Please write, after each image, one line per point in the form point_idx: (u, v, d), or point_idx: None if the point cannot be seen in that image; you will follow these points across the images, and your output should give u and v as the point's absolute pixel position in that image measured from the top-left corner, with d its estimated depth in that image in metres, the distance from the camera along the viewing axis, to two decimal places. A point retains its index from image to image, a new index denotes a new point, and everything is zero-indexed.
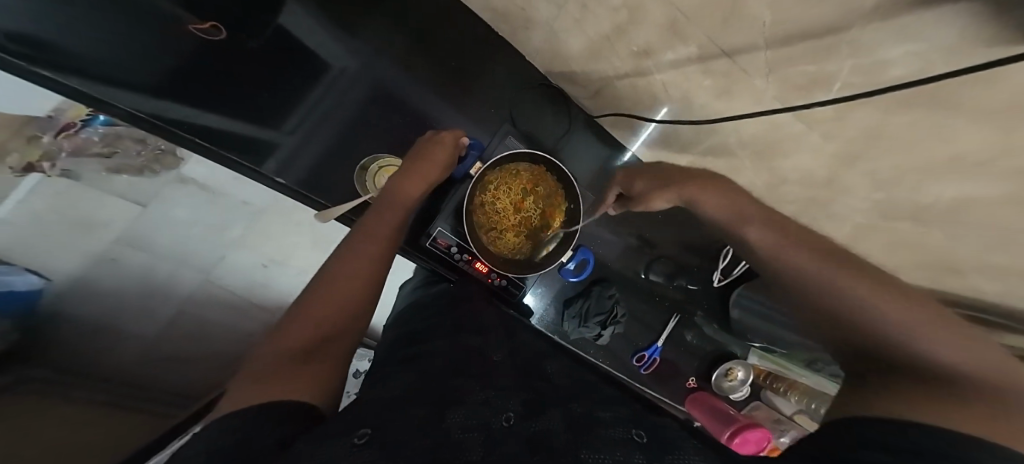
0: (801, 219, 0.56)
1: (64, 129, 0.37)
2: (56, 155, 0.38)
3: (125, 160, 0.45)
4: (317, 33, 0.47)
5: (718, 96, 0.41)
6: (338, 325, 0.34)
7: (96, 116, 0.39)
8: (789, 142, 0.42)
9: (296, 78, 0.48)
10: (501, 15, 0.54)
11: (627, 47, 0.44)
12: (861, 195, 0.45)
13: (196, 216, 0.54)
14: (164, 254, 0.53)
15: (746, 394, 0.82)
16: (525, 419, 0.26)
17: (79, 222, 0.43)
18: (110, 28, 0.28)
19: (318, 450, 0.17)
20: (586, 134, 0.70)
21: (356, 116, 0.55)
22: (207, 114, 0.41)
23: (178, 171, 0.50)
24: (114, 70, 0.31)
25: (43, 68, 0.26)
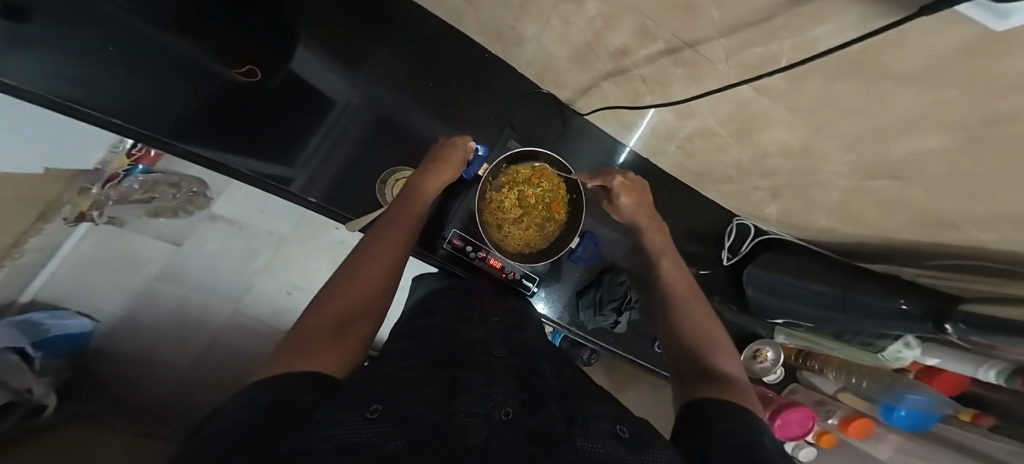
0: (784, 190, 0.60)
1: (109, 177, 0.69)
2: (102, 204, 0.71)
3: (159, 203, 0.76)
4: (323, 66, 0.58)
5: (691, 83, 0.46)
6: (363, 306, 0.37)
7: (135, 168, 0.72)
8: (759, 123, 0.47)
9: (310, 105, 0.58)
10: (494, 35, 0.61)
11: (606, 50, 0.50)
12: (834, 167, 0.47)
13: (223, 247, 0.83)
14: (190, 287, 0.82)
15: (780, 377, 0.82)
16: (524, 414, 0.25)
17: (126, 258, 0.78)
18: (141, 82, 0.46)
19: (332, 417, 0.17)
20: (580, 133, 0.76)
21: (369, 135, 0.62)
22: (239, 154, 0.53)
23: (206, 210, 0.81)
24: (150, 110, 0.47)
25: (114, 118, 0.45)
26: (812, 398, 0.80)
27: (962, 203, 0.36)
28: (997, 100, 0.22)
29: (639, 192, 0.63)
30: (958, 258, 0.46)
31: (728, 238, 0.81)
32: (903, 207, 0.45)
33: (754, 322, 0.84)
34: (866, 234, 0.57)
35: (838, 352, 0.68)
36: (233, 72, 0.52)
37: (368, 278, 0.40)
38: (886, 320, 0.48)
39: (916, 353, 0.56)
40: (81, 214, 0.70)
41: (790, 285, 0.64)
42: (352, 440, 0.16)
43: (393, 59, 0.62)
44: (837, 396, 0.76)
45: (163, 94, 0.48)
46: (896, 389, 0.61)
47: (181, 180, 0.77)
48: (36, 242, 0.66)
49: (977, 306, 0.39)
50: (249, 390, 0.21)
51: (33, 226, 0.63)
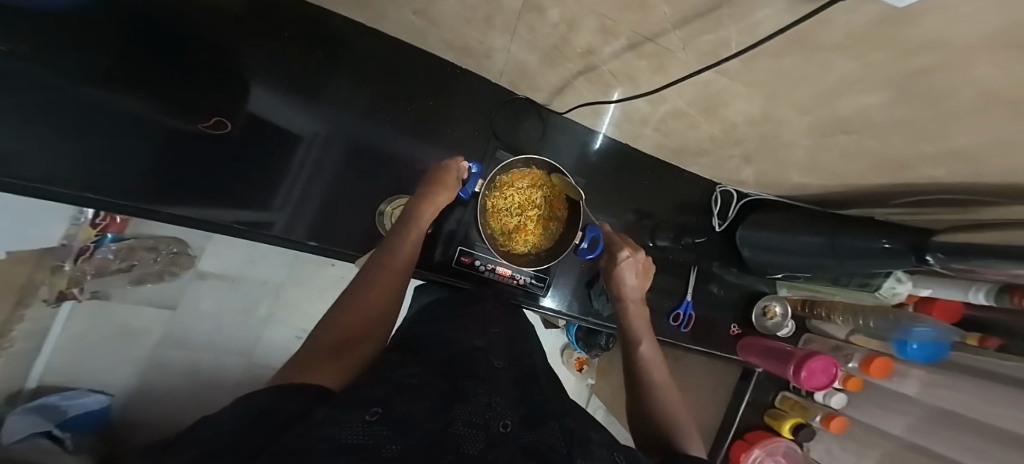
0: (754, 155, 0.65)
1: (78, 251, 0.70)
2: (79, 279, 0.72)
3: (140, 269, 0.78)
4: (284, 107, 0.59)
5: (656, 71, 0.50)
6: (359, 331, 0.40)
7: (104, 237, 0.73)
8: (720, 102, 0.51)
9: (277, 146, 0.60)
10: (462, 52, 0.64)
11: (573, 50, 0.53)
12: (794, 131, 0.51)
13: (220, 304, 0.85)
14: (197, 348, 0.83)
15: (793, 330, 0.87)
16: (521, 428, 0.29)
17: (118, 331, 0.78)
18: (114, 153, 0.49)
19: (337, 417, 0.21)
20: (560, 131, 0.81)
21: (342, 166, 0.64)
22: (217, 205, 0.55)
23: (194, 268, 0.83)
24: (126, 181, 0.49)
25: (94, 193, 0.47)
26: (828, 345, 0.82)
27: (911, 144, 0.41)
28: (917, 56, 0.25)
29: (636, 274, 0.69)
30: (920, 192, 0.52)
31: (716, 205, 0.89)
32: (862, 155, 0.49)
33: (758, 279, 0.90)
34: (835, 183, 0.62)
35: (840, 296, 0.72)
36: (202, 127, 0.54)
37: (370, 304, 0.44)
38: (875, 260, 0.52)
39: (909, 286, 0.60)
40: (61, 293, 0.71)
41: (782, 241, 0.70)
42: (352, 442, 0.19)
43: (368, 91, 0.65)
44: (851, 339, 0.78)
45: (133, 161, 0.50)
46: (903, 322, 0.62)
47: (157, 242, 0.79)
48: (25, 328, 0.65)
49: (952, 234, 0.45)
50: (249, 395, 0.26)
51: (15, 311, 0.61)
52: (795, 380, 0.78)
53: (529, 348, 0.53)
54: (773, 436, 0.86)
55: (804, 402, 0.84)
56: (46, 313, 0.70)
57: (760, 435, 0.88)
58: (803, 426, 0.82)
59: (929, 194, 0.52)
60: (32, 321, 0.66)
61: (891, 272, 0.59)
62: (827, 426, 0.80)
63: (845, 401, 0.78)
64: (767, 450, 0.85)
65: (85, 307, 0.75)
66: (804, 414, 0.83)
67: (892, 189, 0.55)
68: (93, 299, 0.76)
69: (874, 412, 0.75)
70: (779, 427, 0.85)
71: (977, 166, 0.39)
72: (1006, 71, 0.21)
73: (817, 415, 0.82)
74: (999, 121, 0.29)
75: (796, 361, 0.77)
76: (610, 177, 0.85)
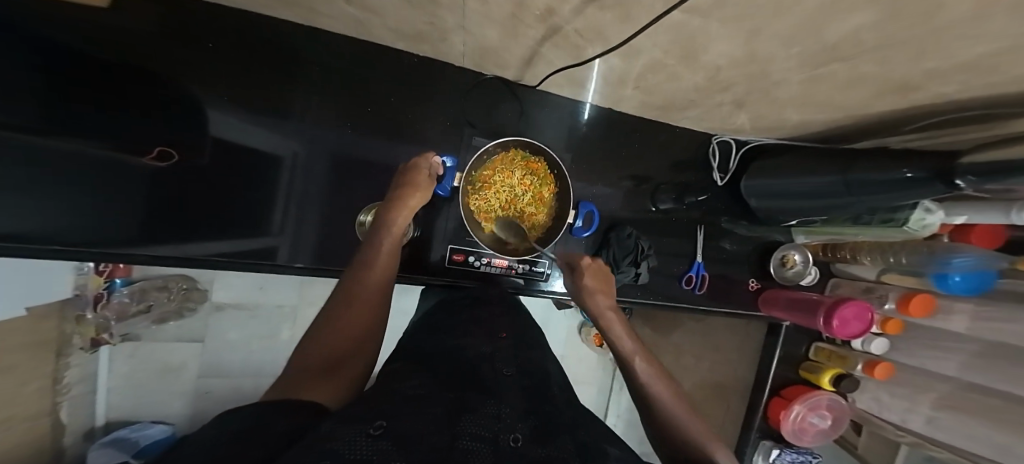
0: (747, 99, 0.59)
1: (94, 300, 0.79)
2: (104, 325, 0.81)
3: (161, 306, 0.88)
4: (249, 129, 0.56)
5: (623, 21, 0.42)
6: (346, 348, 0.39)
7: (114, 283, 0.82)
8: (701, 45, 0.44)
9: (259, 172, 0.58)
10: (414, 38, 0.58)
11: (532, 14, 0.45)
12: (786, 65, 0.45)
13: (243, 334, 0.97)
14: (236, 373, 0.97)
15: (815, 277, 0.84)
16: (533, 442, 0.27)
17: (159, 368, 0.92)
18: (74, 205, 0.48)
19: (339, 430, 0.19)
20: (540, 107, 0.76)
21: (330, 180, 0.63)
22: (210, 242, 0.56)
23: (209, 300, 0.94)
24: (88, 229, 0.49)
25: (54, 246, 0.48)
26: (859, 288, 0.78)
27: (913, 63, 0.36)
28: None
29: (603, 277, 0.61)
30: (945, 113, 0.47)
31: (713, 158, 0.85)
32: (869, 80, 0.43)
33: (773, 231, 0.88)
34: (840, 116, 0.57)
35: (865, 236, 0.67)
36: (150, 161, 0.52)
37: (354, 320, 0.42)
38: (900, 191, 0.47)
39: (938, 216, 0.56)
40: (94, 339, 0.80)
41: (792, 185, 0.65)
42: (356, 455, 0.16)
43: (320, 98, 0.61)
44: (883, 278, 0.73)
45: (93, 209, 0.49)
46: (938, 256, 0.58)
47: (166, 281, 0.88)
48: (72, 375, 0.77)
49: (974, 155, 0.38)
50: (236, 411, 0.24)
51: (58, 361, 0.72)
52: (826, 331, 0.72)
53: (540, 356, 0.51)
54: (813, 390, 0.81)
55: (841, 351, 0.80)
56: (88, 358, 0.82)
57: (797, 390, 0.84)
58: (843, 377, 0.78)
59: (964, 112, 0.46)
60: (77, 367, 0.78)
61: (919, 203, 0.54)
62: (869, 373, 0.75)
63: (884, 346, 0.73)
64: (807, 405, 0.80)
65: (124, 350, 0.88)
66: (842, 363, 0.80)
67: (901, 113, 0.50)
68: (125, 342, 0.88)
69: (920, 354, 0.69)
70: (818, 380, 0.81)
71: (992, 75, 0.34)
72: None
73: (857, 363, 0.77)
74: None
75: (825, 309, 0.72)
76: (597, 147, 0.81)
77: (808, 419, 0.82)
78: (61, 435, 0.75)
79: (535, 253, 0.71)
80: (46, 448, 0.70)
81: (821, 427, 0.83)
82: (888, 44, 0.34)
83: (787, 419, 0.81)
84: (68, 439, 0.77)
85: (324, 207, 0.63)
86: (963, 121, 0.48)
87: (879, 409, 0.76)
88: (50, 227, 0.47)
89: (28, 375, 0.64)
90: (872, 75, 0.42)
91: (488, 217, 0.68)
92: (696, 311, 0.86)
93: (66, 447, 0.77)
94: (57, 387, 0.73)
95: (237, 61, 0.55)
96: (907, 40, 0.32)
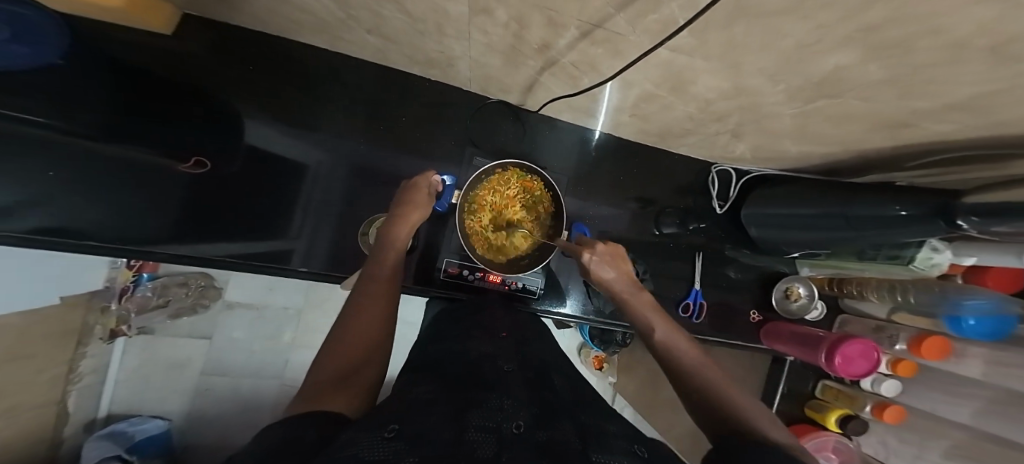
0: (743, 129, 0.60)
1: (122, 292, 0.87)
2: (127, 316, 0.89)
3: (180, 302, 0.94)
4: (280, 140, 0.62)
5: (614, 56, 0.45)
6: (357, 358, 0.40)
7: (142, 277, 0.90)
8: (690, 78, 0.46)
9: (279, 181, 0.63)
10: (425, 64, 0.63)
11: (530, 47, 0.48)
12: (773, 99, 0.46)
13: (249, 334, 1.00)
14: (238, 375, 0.99)
15: (824, 312, 0.81)
16: (535, 429, 0.27)
17: (170, 363, 0.96)
18: (118, 204, 0.55)
19: (357, 441, 0.21)
20: (542, 129, 0.79)
21: (347, 191, 0.66)
22: (231, 244, 0.60)
23: (222, 298, 0.97)
24: (125, 227, 0.55)
25: (97, 240, 0.54)
26: (869, 327, 0.74)
27: (901, 101, 0.36)
28: (886, 5, 0.19)
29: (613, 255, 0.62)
30: (944, 152, 0.47)
31: (714, 185, 0.85)
32: (859, 116, 0.43)
33: (778, 261, 0.86)
34: (838, 149, 0.57)
35: (870, 272, 0.65)
36: (185, 169, 0.57)
37: (365, 328, 0.44)
38: (897, 228, 0.46)
39: (948, 255, 0.53)
40: (113, 330, 0.87)
41: (794, 215, 0.64)
42: (370, 460, 0.18)
43: (335, 115, 0.65)
44: (893, 318, 0.68)
45: (132, 209, 0.55)
46: (949, 297, 0.54)
47: (187, 278, 0.94)
48: (88, 364, 0.83)
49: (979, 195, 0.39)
50: (274, 427, 0.26)
51: (76, 350, 0.77)
52: (828, 367, 0.67)
53: (543, 349, 0.52)
54: (817, 430, 0.76)
55: (849, 390, 0.75)
56: (104, 350, 0.88)
57: (802, 429, 0.78)
58: (852, 418, 0.73)
59: (964, 151, 0.45)
60: (93, 357, 0.84)
61: (925, 241, 0.53)
62: (878, 416, 0.69)
63: (897, 388, 0.67)
64: (812, 447, 0.74)
65: (136, 343, 0.93)
66: (850, 403, 0.74)
67: (899, 148, 0.50)
68: (140, 334, 0.93)
69: (935, 398, 0.63)
70: (823, 419, 0.76)
71: (983, 115, 0.34)
72: (979, 15, 0.17)
73: (867, 406, 0.71)
74: (1004, 63, 0.23)
75: (827, 345, 0.67)
76: (597, 170, 0.83)
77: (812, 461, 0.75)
78: (64, 425, 0.79)
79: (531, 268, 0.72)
80: (47, 437, 0.74)
81: None
82: (871, 83, 0.34)
83: None
84: (68, 429, 0.81)
85: (338, 216, 0.66)
86: (958, 160, 0.48)
87: (885, 454, 0.72)
88: (95, 223, 0.54)
89: (44, 362, 0.68)
90: (860, 111, 0.42)
91: (482, 236, 0.70)
92: (696, 339, 0.83)
93: (65, 437, 0.80)
94: (71, 375, 0.78)
95: (266, 79, 0.60)
96: (886, 79, 0.32)
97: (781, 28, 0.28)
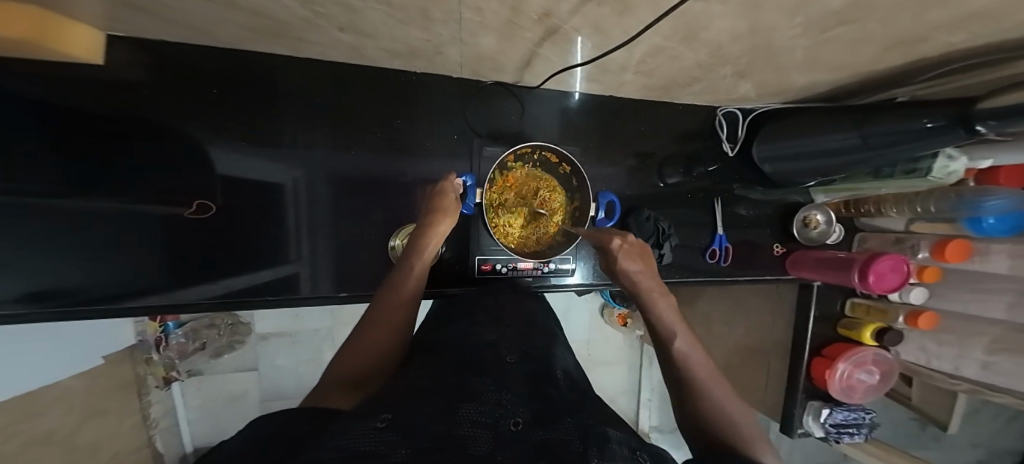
0: (750, 67, 0.58)
1: (157, 341, 0.84)
2: (172, 364, 0.87)
3: (216, 343, 0.94)
4: (259, 167, 0.58)
5: (621, 13, 0.41)
6: (364, 366, 0.44)
7: (167, 325, 0.84)
8: (701, 23, 0.43)
9: (279, 208, 0.61)
10: (411, 56, 0.59)
11: (529, 18, 0.44)
12: (787, 32, 0.44)
13: (288, 360, 1.03)
14: (293, 396, 1.04)
15: (841, 233, 0.83)
16: (531, 426, 0.25)
17: (227, 395, 0.99)
18: (135, 261, 0.53)
19: (341, 434, 0.21)
20: (539, 103, 0.77)
21: (336, 206, 0.65)
22: (257, 275, 0.60)
23: (253, 331, 0.99)
24: (142, 283, 0.53)
25: (125, 302, 0.53)
26: (888, 240, 0.76)
27: (923, 15, 0.35)
28: None
29: (638, 255, 0.59)
30: (970, 59, 0.45)
31: (720, 130, 0.85)
32: (881, 36, 0.42)
33: (789, 193, 0.88)
34: (848, 73, 0.55)
35: (886, 188, 0.65)
36: (188, 212, 0.55)
37: (375, 337, 0.46)
38: (920, 141, 0.45)
39: (962, 161, 0.53)
40: (165, 379, 0.87)
41: (809, 146, 0.64)
42: (360, 448, 0.17)
43: (308, 128, 0.61)
44: (912, 228, 0.70)
45: (147, 263, 0.53)
46: (967, 199, 0.55)
47: (213, 319, 0.93)
48: (157, 410, 0.87)
49: (993, 97, 0.36)
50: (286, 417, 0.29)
51: (142, 400, 0.82)
52: (862, 287, 0.70)
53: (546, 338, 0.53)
54: (858, 347, 0.78)
55: (879, 305, 0.77)
56: (162, 395, 0.89)
57: (839, 348, 0.80)
58: (886, 331, 0.76)
59: (988, 56, 0.44)
60: (159, 403, 0.88)
61: (941, 151, 0.52)
62: (911, 324, 0.72)
63: (925, 294, 0.70)
64: (853, 362, 0.78)
65: (190, 385, 0.96)
66: (883, 317, 0.76)
67: (913, 63, 0.49)
68: (192, 377, 0.95)
69: (964, 298, 0.66)
70: (860, 337, 0.79)
71: (1004, 18, 0.33)
72: None
73: (900, 316, 0.74)
74: None
75: (859, 266, 0.69)
76: (602, 134, 0.82)
77: (855, 376, 0.79)
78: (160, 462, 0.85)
79: (570, 235, 0.74)
80: None
81: (869, 383, 0.80)
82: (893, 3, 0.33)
83: (835, 378, 0.77)
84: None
85: (331, 234, 0.65)
86: (984, 63, 0.46)
87: (927, 359, 0.74)
88: (111, 287, 0.51)
89: (109, 424, 0.70)
90: (878, 31, 0.41)
91: (518, 234, 0.72)
92: (723, 282, 0.86)
93: None
94: (148, 422, 0.83)
95: (241, 105, 0.57)
96: None
97: None
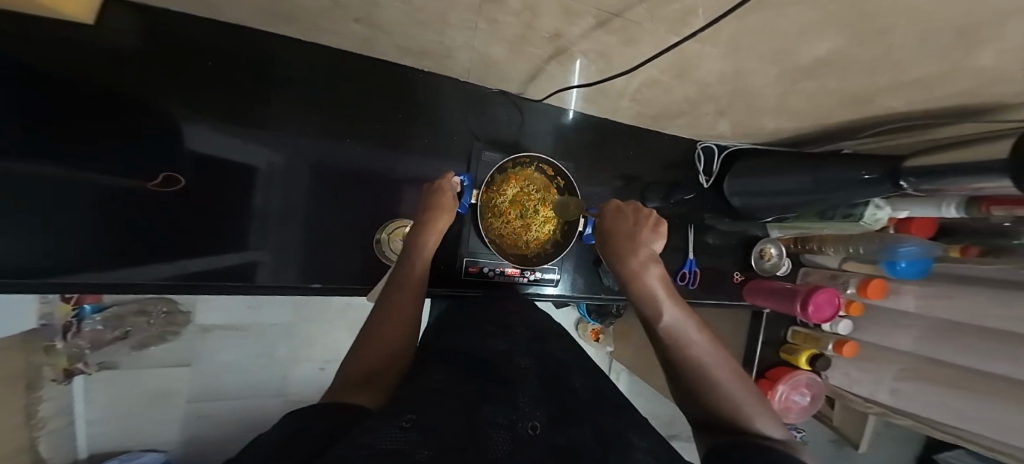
0: (730, 107, 0.65)
1: (64, 328, 0.74)
2: (80, 354, 0.78)
3: (143, 333, 0.85)
4: (228, 145, 0.53)
5: (625, 44, 0.46)
6: (378, 364, 0.40)
7: (83, 309, 0.76)
8: (695, 62, 0.48)
9: (249, 187, 0.56)
10: (422, 55, 0.60)
11: (540, 36, 0.48)
12: (764, 80, 0.51)
13: (232, 357, 0.95)
14: (232, 395, 0.95)
15: (790, 267, 0.93)
16: (549, 429, 0.26)
17: (146, 393, 0.88)
18: (75, 231, 0.45)
19: (367, 433, 0.20)
20: (538, 117, 0.81)
21: (320, 192, 0.61)
22: (220, 256, 0.54)
23: (194, 323, 0.90)
24: (74, 259, 0.45)
25: (42, 277, 0.44)
26: (825, 275, 0.85)
27: (871, 78, 0.42)
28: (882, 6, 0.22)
29: (632, 232, 0.56)
30: (902, 122, 0.54)
31: (698, 162, 0.94)
32: (839, 93, 0.49)
33: (750, 225, 0.96)
34: (809, 123, 0.64)
35: (827, 230, 0.75)
36: (151, 185, 0.49)
37: (385, 339, 0.44)
38: (859, 189, 0.53)
39: (887, 211, 0.63)
40: (67, 371, 0.77)
41: (772, 186, 0.72)
42: (384, 448, 0.17)
43: (300, 117, 0.58)
44: (845, 265, 0.80)
45: (84, 235, 0.46)
46: (888, 243, 0.66)
47: (143, 305, 0.84)
48: (48, 408, 0.73)
49: (921, 158, 0.44)
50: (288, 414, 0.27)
51: (30, 396, 0.67)
52: (802, 315, 0.78)
53: (562, 348, 0.53)
54: (793, 370, 0.85)
55: (814, 333, 0.86)
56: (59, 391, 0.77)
57: (779, 371, 0.87)
58: (819, 356, 0.84)
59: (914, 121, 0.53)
60: (51, 401, 0.73)
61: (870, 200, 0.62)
62: (838, 351, 0.81)
63: (849, 327, 0.80)
64: (790, 384, 0.84)
65: (95, 381, 0.82)
66: (816, 344, 0.84)
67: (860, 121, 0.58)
68: (102, 371, 0.83)
69: (881, 331, 0.75)
70: (796, 360, 0.86)
71: (931, 88, 0.41)
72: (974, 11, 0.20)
73: (829, 343, 0.83)
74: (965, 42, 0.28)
75: (800, 296, 0.77)
76: (594, 153, 0.87)
77: (792, 397, 0.86)
78: None
79: (562, 245, 0.76)
80: None
81: (801, 404, 0.88)
82: (850, 65, 0.40)
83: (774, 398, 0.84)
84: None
85: (304, 222, 0.60)
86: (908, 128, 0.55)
87: (849, 383, 0.82)
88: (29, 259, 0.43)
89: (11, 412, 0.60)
90: (836, 89, 0.48)
91: (510, 239, 0.74)
92: (691, 303, 0.92)
93: None
94: (30, 421, 0.67)
95: (231, 77, 0.53)
96: (870, 59, 0.37)
97: (778, 24, 0.32)
